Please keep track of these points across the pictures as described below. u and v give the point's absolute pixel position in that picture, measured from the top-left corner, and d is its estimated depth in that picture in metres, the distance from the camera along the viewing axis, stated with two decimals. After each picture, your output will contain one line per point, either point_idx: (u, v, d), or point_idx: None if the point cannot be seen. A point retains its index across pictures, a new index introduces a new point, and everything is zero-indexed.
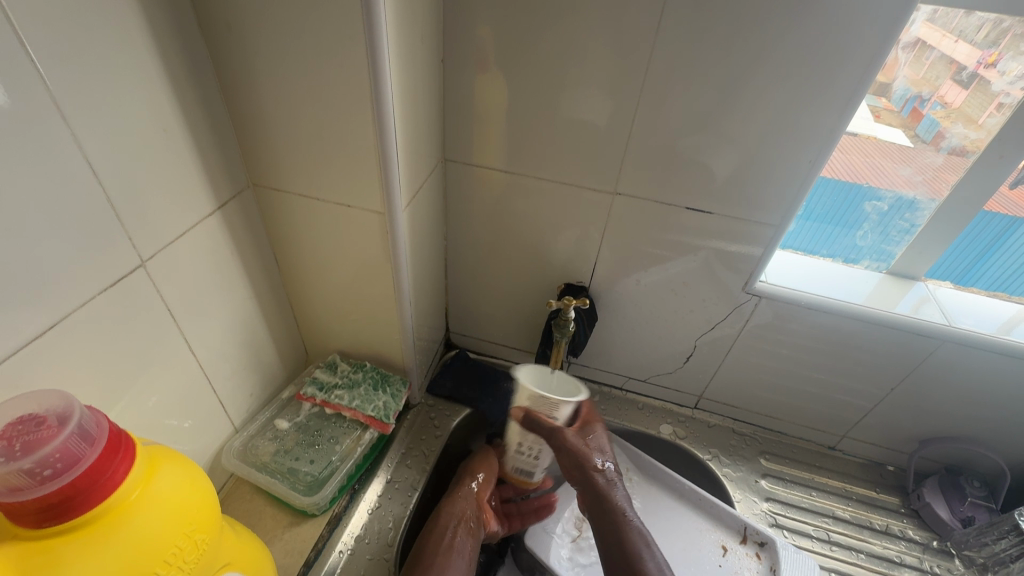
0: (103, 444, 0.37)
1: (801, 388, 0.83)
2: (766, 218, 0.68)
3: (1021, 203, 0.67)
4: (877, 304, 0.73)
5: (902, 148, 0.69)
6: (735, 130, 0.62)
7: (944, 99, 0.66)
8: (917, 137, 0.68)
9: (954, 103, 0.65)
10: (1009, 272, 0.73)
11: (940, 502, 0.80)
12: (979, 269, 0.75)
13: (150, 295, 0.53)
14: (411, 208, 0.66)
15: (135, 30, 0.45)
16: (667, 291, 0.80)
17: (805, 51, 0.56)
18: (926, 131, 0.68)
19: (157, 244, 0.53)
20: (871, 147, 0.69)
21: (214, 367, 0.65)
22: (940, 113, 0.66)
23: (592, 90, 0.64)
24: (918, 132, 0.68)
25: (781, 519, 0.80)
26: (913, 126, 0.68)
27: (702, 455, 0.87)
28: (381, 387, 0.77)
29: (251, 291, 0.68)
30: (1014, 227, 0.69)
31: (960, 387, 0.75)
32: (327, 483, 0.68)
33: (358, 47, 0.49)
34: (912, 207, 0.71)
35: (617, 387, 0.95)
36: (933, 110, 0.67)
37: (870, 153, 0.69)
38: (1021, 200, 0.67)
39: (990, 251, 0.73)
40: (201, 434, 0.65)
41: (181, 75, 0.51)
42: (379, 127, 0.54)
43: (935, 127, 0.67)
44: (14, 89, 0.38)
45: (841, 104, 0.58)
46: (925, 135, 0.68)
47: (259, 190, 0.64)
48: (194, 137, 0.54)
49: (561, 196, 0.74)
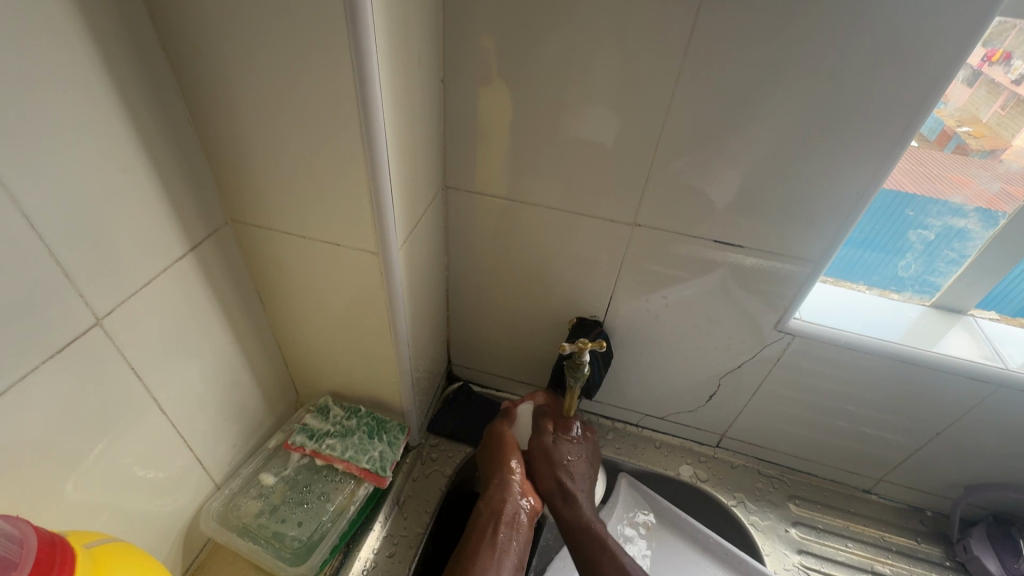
0: (31, 568, 0.30)
1: (834, 429, 0.77)
2: (801, 251, 0.62)
3: None
4: (921, 343, 0.66)
5: (939, 156, 0.60)
6: (771, 158, 0.56)
7: (950, 99, 0.57)
8: (922, 138, 0.59)
9: (957, 101, 0.57)
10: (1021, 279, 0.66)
11: (989, 555, 0.73)
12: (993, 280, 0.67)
13: (111, 354, 0.47)
14: (409, 244, 0.60)
15: (85, 61, 0.39)
16: (689, 326, 0.73)
17: (852, 74, 0.49)
18: (930, 130, 0.59)
19: (118, 299, 0.46)
20: (909, 158, 0.60)
21: (190, 423, 0.58)
22: (943, 112, 0.58)
23: (609, 113, 0.57)
24: (924, 133, 0.59)
25: (815, 574, 0.74)
26: (919, 127, 0.58)
27: (726, 500, 0.81)
28: (377, 435, 0.71)
29: (233, 337, 0.62)
30: None
31: (1012, 433, 0.68)
32: (317, 548, 0.62)
33: (344, 73, 0.43)
34: (961, 237, 0.64)
35: (632, 424, 0.88)
36: (939, 110, 0.57)
37: (907, 163, 0.61)
38: None
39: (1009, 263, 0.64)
40: (176, 497, 0.59)
41: (142, 107, 0.44)
42: (371, 160, 0.48)
43: (938, 126, 0.59)
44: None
45: (894, 133, 0.51)
46: (929, 136, 0.60)
47: (239, 227, 0.58)
48: (159, 174, 0.48)
49: (572, 227, 0.68)
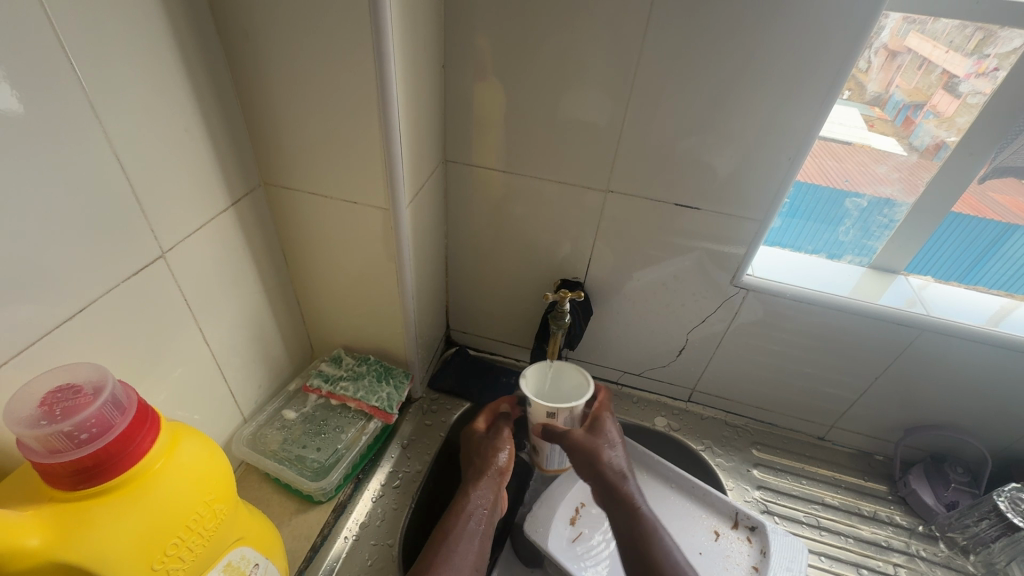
0: (133, 413, 0.40)
1: (789, 380, 0.87)
2: (751, 213, 0.71)
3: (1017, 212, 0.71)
4: (860, 296, 0.76)
5: (863, 152, 0.73)
6: (723, 130, 0.66)
7: (937, 109, 0.68)
8: (910, 146, 0.71)
9: (946, 112, 0.68)
10: (1012, 272, 0.76)
11: (925, 488, 0.83)
12: (977, 274, 0.78)
13: (168, 285, 0.56)
14: (414, 205, 0.70)
15: (157, 37, 0.49)
16: (660, 286, 0.83)
17: (782, 53, 0.59)
18: (919, 140, 0.71)
19: (176, 237, 0.56)
20: (837, 135, 0.72)
21: (225, 357, 0.68)
22: (933, 122, 0.69)
23: (586, 93, 0.67)
24: (912, 142, 0.71)
25: (772, 506, 0.83)
26: (907, 135, 0.71)
27: (695, 446, 0.90)
28: (385, 379, 0.80)
29: (261, 286, 0.71)
30: (1009, 233, 0.72)
31: (941, 376, 0.78)
32: (333, 470, 0.71)
33: (365, 51, 0.53)
34: (889, 204, 0.75)
35: (612, 382, 0.98)
36: (926, 119, 0.70)
37: (836, 139, 0.72)
38: (1017, 207, 0.71)
39: (985, 257, 0.76)
40: (212, 422, 0.68)
41: (198, 77, 0.54)
42: (384, 126, 0.57)
43: (928, 136, 0.70)
44: (38, 91, 0.40)
45: (818, 103, 0.62)
46: (919, 145, 0.71)
47: (269, 189, 0.67)
48: (209, 135, 0.57)
49: (555, 196, 0.78)
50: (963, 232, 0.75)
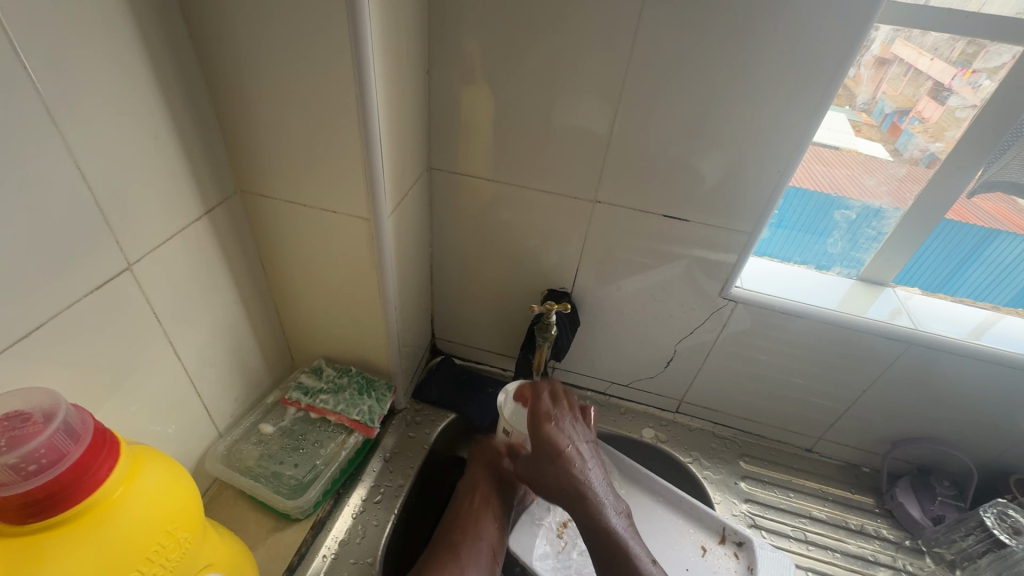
0: (88, 441, 0.38)
1: (777, 392, 0.86)
2: (740, 226, 0.71)
3: (995, 215, 0.71)
4: (848, 309, 0.75)
5: (854, 154, 0.72)
6: (711, 141, 0.65)
7: (922, 115, 0.68)
8: (896, 151, 0.71)
9: (931, 118, 0.68)
10: (988, 280, 0.77)
11: (912, 501, 0.82)
12: (961, 276, 0.78)
13: (137, 298, 0.54)
14: (397, 214, 0.68)
15: (124, 40, 0.46)
16: (648, 297, 0.81)
17: (771, 64, 0.58)
18: (905, 145, 0.70)
19: (144, 249, 0.54)
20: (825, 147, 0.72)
21: (199, 371, 0.65)
22: (918, 128, 0.69)
23: (574, 102, 0.66)
24: (897, 147, 0.71)
25: (760, 519, 0.83)
26: (892, 141, 0.71)
27: (683, 458, 0.89)
28: (366, 392, 0.78)
29: (237, 297, 0.69)
30: (991, 238, 0.73)
31: (929, 390, 0.77)
32: (310, 487, 0.69)
33: (344, 56, 0.51)
34: (878, 216, 0.74)
35: (600, 392, 0.97)
36: (911, 125, 0.69)
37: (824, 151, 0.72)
38: (998, 212, 0.71)
39: (965, 264, 0.76)
40: (184, 438, 0.65)
41: (169, 82, 0.52)
42: (364, 134, 0.55)
43: (913, 141, 0.69)
44: None
45: (808, 116, 0.61)
46: (904, 150, 0.70)
47: (246, 196, 0.65)
48: (180, 142, 0.55)
49: (543, 205, 0.76)
50: (947, 242, 0.75)
